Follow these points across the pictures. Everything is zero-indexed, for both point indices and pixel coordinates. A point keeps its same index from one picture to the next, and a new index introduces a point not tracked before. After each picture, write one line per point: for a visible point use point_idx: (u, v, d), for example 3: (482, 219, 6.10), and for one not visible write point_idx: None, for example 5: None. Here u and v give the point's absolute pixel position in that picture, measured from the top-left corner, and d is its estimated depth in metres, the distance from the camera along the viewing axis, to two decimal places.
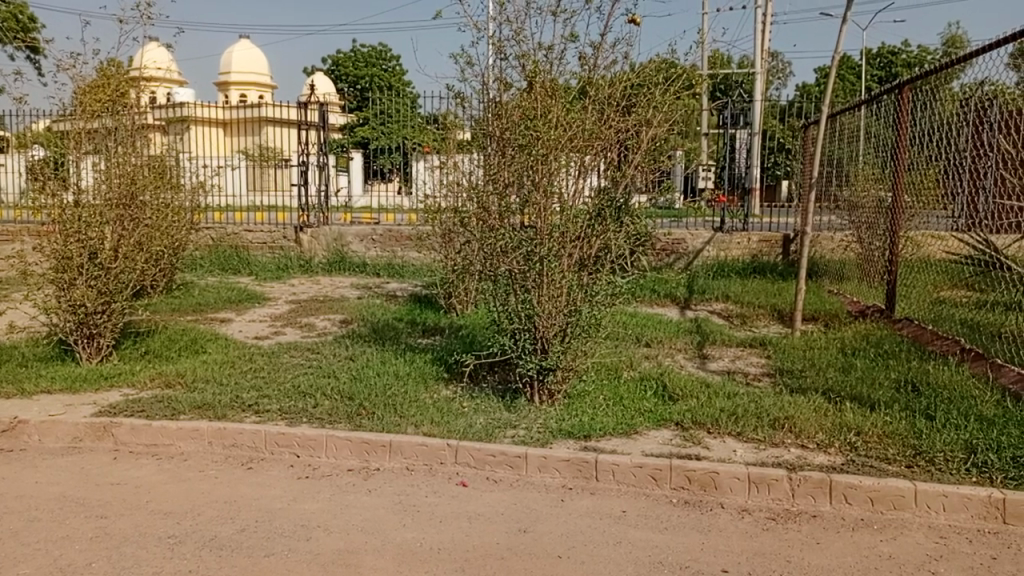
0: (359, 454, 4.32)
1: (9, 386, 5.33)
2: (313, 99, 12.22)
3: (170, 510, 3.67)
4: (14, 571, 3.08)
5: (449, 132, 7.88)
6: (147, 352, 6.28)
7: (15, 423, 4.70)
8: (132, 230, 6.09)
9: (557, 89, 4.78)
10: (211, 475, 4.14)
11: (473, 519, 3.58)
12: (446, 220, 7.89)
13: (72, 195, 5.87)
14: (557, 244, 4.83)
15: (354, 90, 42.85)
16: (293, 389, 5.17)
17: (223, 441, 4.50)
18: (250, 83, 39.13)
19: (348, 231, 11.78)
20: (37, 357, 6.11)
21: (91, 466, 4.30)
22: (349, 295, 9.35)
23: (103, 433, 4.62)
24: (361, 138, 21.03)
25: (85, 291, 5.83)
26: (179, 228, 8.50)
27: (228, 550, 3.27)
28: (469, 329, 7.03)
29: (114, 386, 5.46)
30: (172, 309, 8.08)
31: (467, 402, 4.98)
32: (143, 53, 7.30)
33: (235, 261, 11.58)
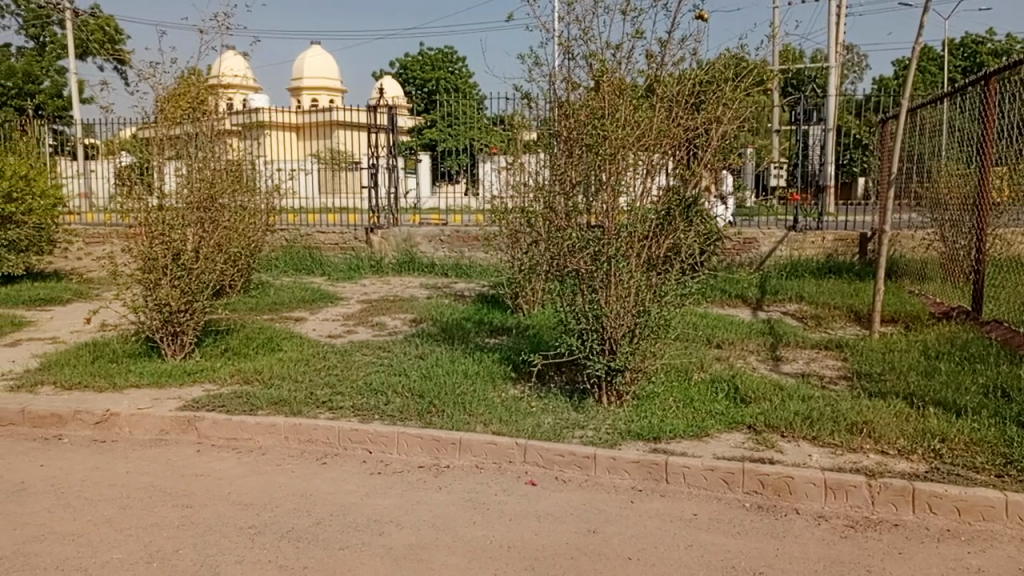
0: (429, 451, 4.39)
1: (102, 380, 5.62)
2: (382, 102, 12.43)
3: (251, 502, 3.81)
4: (108, 555, 3.25)
5: (516, 133, 7.93)
6: (227, 349, 6.52)
7: (107, 415, 4.95)
8: (212, 232, 6.34)
9: (625, 88, 4.73)
10: (287, 469, 4.27)
11: (543, 518, 3.60)
12: (512, 222, 7.92)
13: (156, 200, 6.15)
14: (625, 244, 4.80)
15: (421, 93, 43.42)
16: (365, 387, 5.29)
17: (299, 436, 4.64)
18: (322, 87, 40.18)
19: (417, 232, 11.96)
20: (126, 353, 6.41)
21: (176, 457, 4.49)
22: (418, 295, 9.49)
23: (187, 427, 4.82)
24: (429, 140, 21.30)
25: (169, 291, 6.10)
26: (256, 229, 8.80)
27: (306, 541, 3.37)
28: (537, 329, 7.06)
29: (196, 382, 5.69)
30: (250, 308, 8.37)
31: (535, 402, 4.99)
32: (220, 62, 7.56)
33: (309, 262, 11.91)
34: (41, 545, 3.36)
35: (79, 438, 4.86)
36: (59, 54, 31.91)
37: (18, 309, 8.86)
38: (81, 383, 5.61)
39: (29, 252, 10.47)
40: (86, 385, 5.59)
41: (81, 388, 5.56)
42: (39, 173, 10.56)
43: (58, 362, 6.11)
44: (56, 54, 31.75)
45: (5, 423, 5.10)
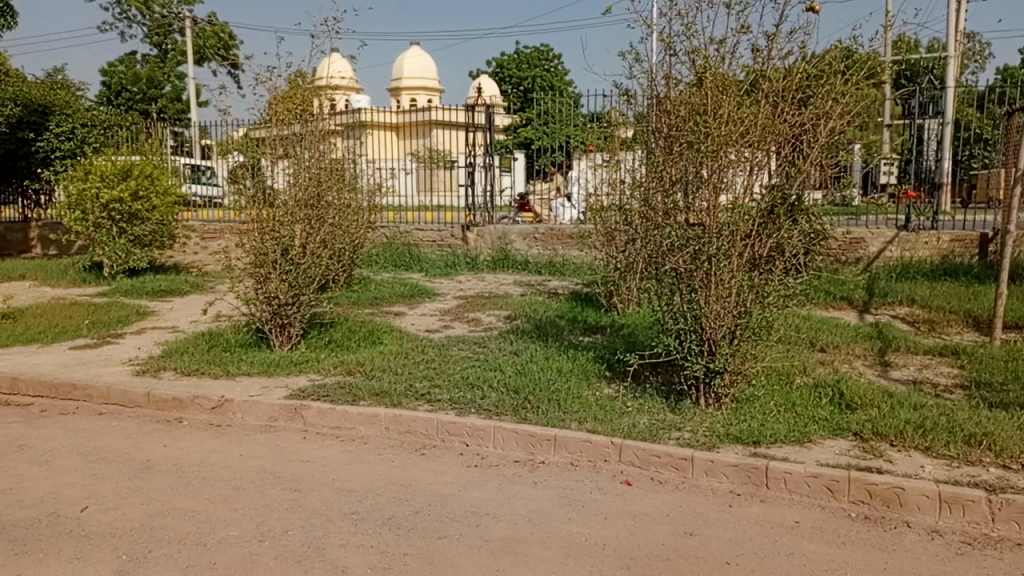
0: (525, 446, 4.44)
1: (217, 368, 5.96)
2: (480, 101, 12.58)
3: (354, 488, 3.96)
4: (224, 532, 3.46)
5: (614, 130, 7.88)
6: (331, 341, 6.79)
7: (222, 401, 5.25)
8: (318, 229, 6.61)
9: (729, 84, 4.63)
10: (388, 459, 4.41)
11: (638, 518, 3.58)
12: (608, 220, 7.88)
13: (267, 197, 6.48)
14: (727, 242, 4.70)
15: (517, 91, 43.66)
16: (461, 381, 5.40)
17: (398, 427, 4.78)
18: (421, 87, 41.06)
19: (512, 230, 12.07)
20: (239, 343, 6.77)
21: (284, 443, 4.72)
22: (512, 292, 9.58)
23: (294, 414, 5.06)
24: (525, 138, 21.41)
25: (279, 284, 6.40)
26: (358, 226, 9.10)
27: (406, 529, 3.48)
28: (632, 328, 7.00)
29: (302, 372, 5.96)
30: (352, 302, 8.68)
31: (630, 402, 4.96)
32: (327, 65, 7.87)
33: (407, 258, 12.22)
34: (165, 520, 3.61)
35: (197, 421, 5.17)
36: (179, 60, 33.89)
37: (142, 299, 9.50)
38: (198, 370, 5.97)
39: (153, 247, 11.19)
40: (202, 372, 5.94)
41: (198, 375, 5.92)
42: (162, 172, 11.28)
43: (178, 350, 6.52)
44: (177, 60, 33.75)
45: (132, 406, 5.49)
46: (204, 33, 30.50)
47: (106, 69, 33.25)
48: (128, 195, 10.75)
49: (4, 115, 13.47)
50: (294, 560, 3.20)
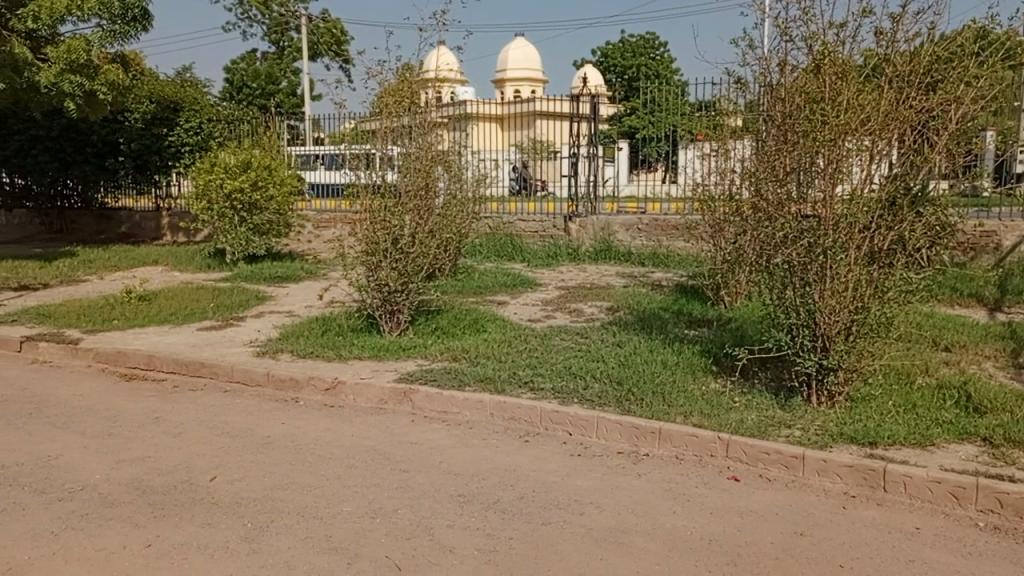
0: (629, 438, 4.42)
1: (330, 352, 6.24)
2: (585, 91, 12.53)
3: (460, 471, 4.07)
4: (339, 507, 3.64)
5: (723, 119, 7.69)
6: (437, 328, 6.96)
7: (335, 383, 5.48)
8: (427, 218, 6.79)
9: (849, 69, 4.43)
10: (492, 444, 4.50)
11: (746, 515, 3.51)
12: (715, 211, 7.70)
13: (379, 188, 6.71)
14: (843, 235, 4.52)
15: (621, 81, 43.11)
16: (565, 370, 5.42)
17: (503, 413, 4.87)
18: (524, 79, 41.22)
19: (615, 220, 11.99)
20: (350, 328, 7.05)
21: (394, 425, 4.89)
22: (615, 283, 9.52)
23: (403, 398, 5.23)
24: (629, 128, 21.16)
25: (389, 272, 6.61)
26: (463, 216, 9.27)
27: (510, 514, 3.55)
28: (739, 323, 6.82)
29: (410, 357, 6.14)
30: (457, 291, 8.86)
31: (738, 397, 4.85)
32: (436, 58, 8.06)
33: (510, 248, 12.35)
34: (285, 493, 3.83)
35: (312, 401, 5.43)
36: (296, 57, 35.42)
37: (261, 285, 10.03)
38: (313, 353, 6.27)
39: (270, 234, 11.76)
40: (317, 355, 6.23)
41: (313, 357, 6.21)
42: (279, 164, 11.87)
43: (295, 333, 6.86)
44: (292, 57, 35.34)
45: (253, 385, 5.83)
46: (317, 29, 31.79)
47: (229, 66, 35.14)
48: (249, 185, 11.36)
49: (142, 112, 14.68)
50: (404, 537, 3.33)
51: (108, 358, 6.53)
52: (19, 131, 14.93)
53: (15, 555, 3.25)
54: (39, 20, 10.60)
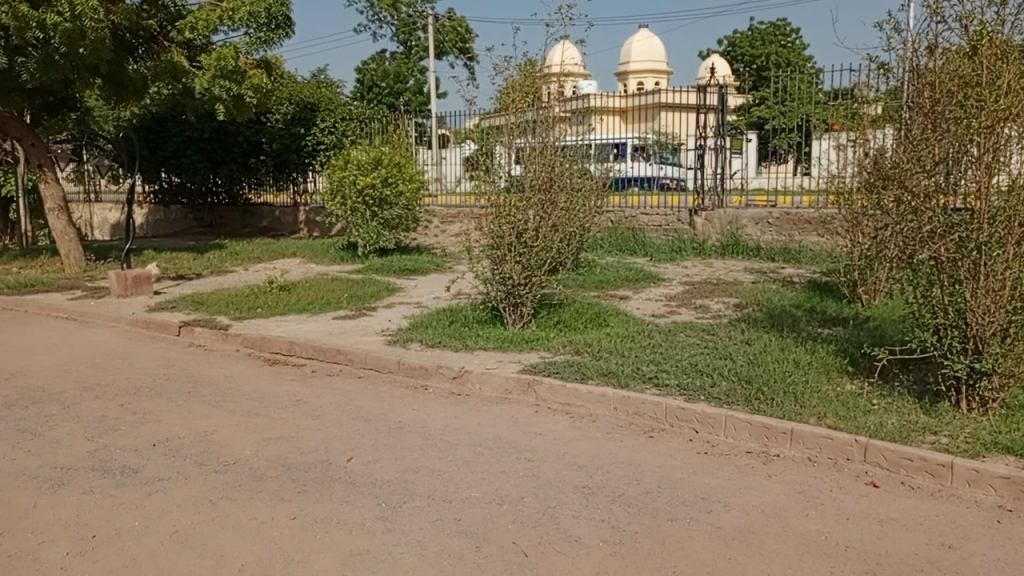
0: (758, 437, 4.30)
1: (457, 342, 6.42)
2: (712, 81, 12.20)
3: (585, 464, 4.10)
4: (468, 492, 3.76)
5: (864, 107, 7.29)
6: (559, 322, 7.01)
7: (462, 372, 5.63)
8: (551, 213, 6.83)
9: (1011, 50, 4.11)
10: (616, 438, 4.50)
11: (887, 523, 3.34)
12: (852, 204, 7.31)
13: (505, 182, 6.82)
14: (1001, 229, 4.19)
15: (750, 70, 41.59)
16: (691, 367, 5.33)
17: (627, 408, 4.85)
18: (648, 71, 40.58)
19: (744, 214, 11.67)
20: (476, 319, 7.23)
21: (519, 415, 4.98)
22: (743, 279, 9.24)
23: (527, 389, 5.31)
24: (759, 118, 20.43)
25: (513, 265, 6.71)
26: (587, 210, 9.28)
27: (636, 508, 3.54)
28: (878, 322, 6.46)
29: (534, 349, 6.23)
30: (580, 285, 8.88)
31: (877, 400, 4.60)
32: (561, 52, 8.11)
33: (632, 242, 12.23)
34: (416, 476, 3.99)
35: (440, 389, 5.62)
36: (423, 56, 36.48)
37: (391, 277, 10.44)
38: (441, 343, 6.47)
39: (399, 229, 12.21)
40: (445, 345, 6.43)
41: (440, 347, 6.42)
42: (408, 161, 12.31)
43: (423, 324, 7.11)
44: (419, 56, 36.49)
45: (385, 372, 6.09)
46: (443, 28, 32.70)
47: (360, 67, 36.62)
48: (380, 181, 11.82)
49: (282, 113, 15.70)
50: (530, 525, 3.40)
51: (254, 343, 7.01)
52: (176, 133, 16.23)
53: (180, 519, 3.57)
54: (196, 30, 11.56)
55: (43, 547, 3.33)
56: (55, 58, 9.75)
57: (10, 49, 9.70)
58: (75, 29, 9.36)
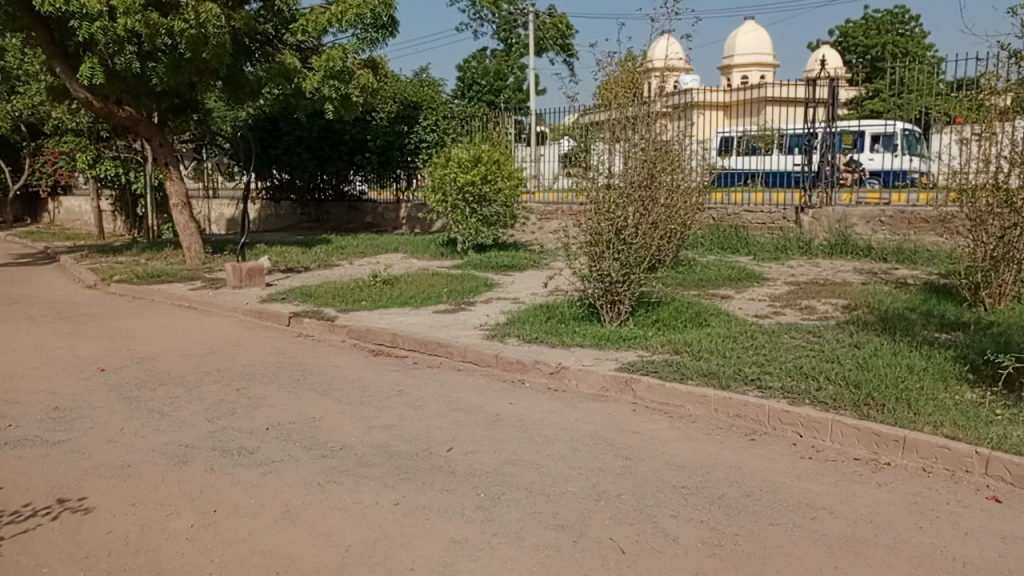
0: (867, 444, 4.14)
1: (554, 338, 6.45)
2: (823, 73, 11.72)
3: (683, 464, 4.05)
4: (565, 487, 3.79)
5: (992, 99, 6.83)
6: (657, 320, 6.94)
7: (559, 368, 5.66)
8: (651, 210, 6.75)
9: None
10: (716, 439, 4.42)
11: (1009, 540, 3.15)
12: (976, 202, 6.84)
13: (605, 179, 6.79)
14: None
15: (863, 61, 39.64)
16: (795, 370, 5.17)
17: (728, 410, 4.76)
18: (753, 64, 39.41)
19: (853, 211, 11.11)
20: (573, 316, 7.25)
21: (616, 413, 4.97)
22: (853, 280, 8.85)
23: (625, 387, 5.29)
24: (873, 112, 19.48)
25: (612, 263, 6.68)
26: (689, 208, 9.11)
27: (736, 510, 3.48)
28: (1003, 328, 6.05)
29: (631, 347, 6.19)
30: (678, 284, 8.74)
31: (1001, 411, 4.33)
32: (664, 47, 8.00)
33: (734, 241, 11.90)
34: (514, 469, 4.05)
35: (538, 384, 5.67)
36: (523, 53, 36.78)
37: (489, 273, 10.58)
38: (539, 338, 6.52)
39: (498, 225, 12.36)
40: (542, 340, 6.49)
41: (538, 342, 6.47)
42: (508, 158, 12.43)
43: (521, 319, 7.19)
44: (519, 53, 36.81)
45: (483, 365, 6.19)
46: (543, 25, 32.86)
47: (461, 65, 37.20)
48: (479, 179, 11.99)
49: (386, 112, 16.17)
50: (628, 522, 3.39)
51: (358, 335, 7.28)
52: (287, 132, 16.98)
53: (292, 499, 3.77)
54: (307, 33, 12.07)
55: (171, 518, 3.59)
56: (181, 63, 10.39)
57: (142, 55, 10.40)
58: (199, 35, 9.96)
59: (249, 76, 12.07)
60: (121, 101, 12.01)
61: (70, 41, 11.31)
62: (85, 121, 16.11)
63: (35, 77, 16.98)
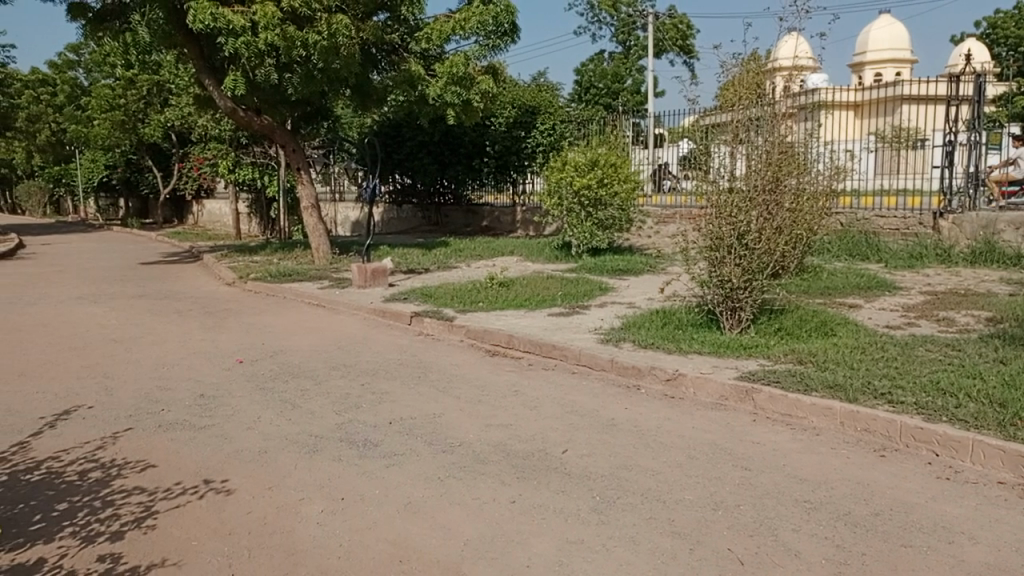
0: (1013, 468, 3.86)
1: (671, 344, 6.38)
2: (968, 68, 10.93)
3: (806, 477, 3.92)
4: (681, 494, 3.75)
5: None
6: (780, 329, 6.73)
7: (676, 375, 5.59)
8: (775, 215, 6.54)
9: None
10: (843, 454, 4.25)
11: None
12: None
13: (727, 182, 6.64)
14: None
15: (1014, 54, 36.62)
16: (931, 385, 4.88)
17: (855, 423, 4.57)
18: (887, 60, 37.29)
19: (1001, 217, 10.37)
20: (690, 322, 7.14)
21: (736, 422, 4.87)
22: (998, 291, 8.22)
23: (745, 396, 5.17)
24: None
25: (733, 269, 6.52)
26: (815, 212, 8.74)
27: (864, 529, 3.34)
28: None
29: (751, 356, 6.03)
30: (803, 292, 8.41)
31: None
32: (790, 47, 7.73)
33: (865, 247, 11.24)
34: (629, 474, 4.05)
35: (653, 391, 5.62)
36: (641, 55, 36.45)
37: (604, 277, 10.55)
38: (655, 344, 6.47)
39: (613, 229, 12.32)
40: (659, 346, 6.43)
41: (654, 348, 6.41)
42: (625, 162, 12.35)
43: (637, 324, 7.14)
44: (638, 55, 36.49)
45: (599, 369, 6.20)
46: (663, 26, 32.49)
47: (579, 68, 37.26)
48: (595, 182, 11.97)
49: (505, 117, 16.45)
50: (747, 533, 3.33)
51: (476, 335, 7.45)
52: (410, 138, 17.57)
53: (413, 492, 3.92)
54: (431, 41, 12.46)
55: (303, 503, 3.83)
56: (314, 73, 10.99)
57: (279, 67, 11.05)
58: (331, 46, 10.48)
59: (376, 85, 12.59)
60: (260, 110, 12.83)
61: (217, 55, 12.16)
62: (227, 129, 17.32)
63: (185, 89, 18.41)
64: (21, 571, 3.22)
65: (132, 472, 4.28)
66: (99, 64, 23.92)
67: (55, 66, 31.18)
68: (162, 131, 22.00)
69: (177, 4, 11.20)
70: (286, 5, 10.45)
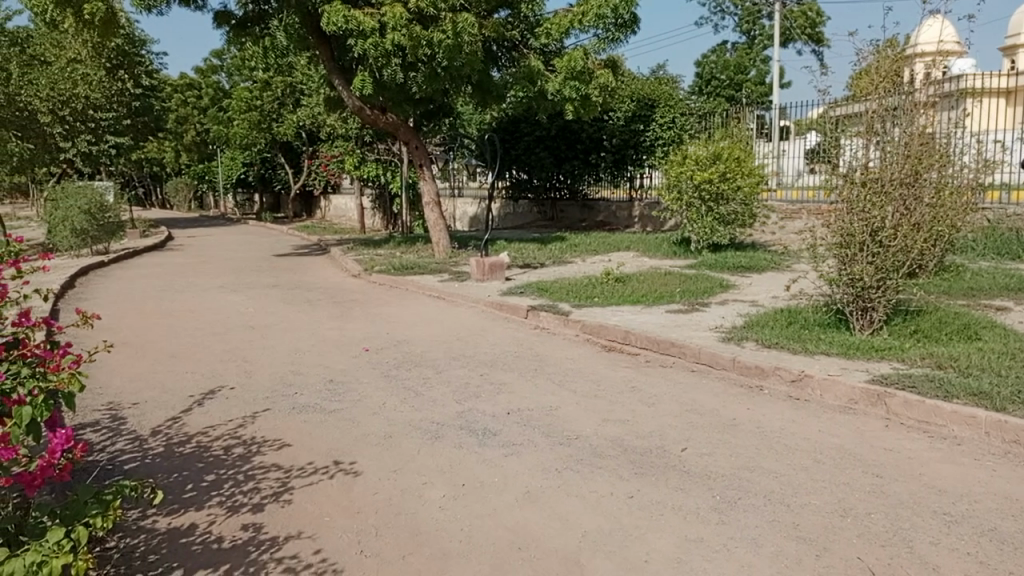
0: None
1: (797, 344, 6.15)
2: None
3: (946, 488, 3.69)
4: (807, 499, 3.63)
5: None
6: (917, 331, 6.36)
7: (801, 375, 5.39)
8: (913, 211, 6.16)
9: None
10: (988, 466, 3.97)
11: None
12: None
13: (860, 176, 6.33)
14: None
15: None
16: None
17: (1003, 435, 4.27)
18: None
19: None
20: (817, 322, 6.85)
21: (867, 427, 4.64)
22: None
23: (877, 400, 4.92)
24: None
25: (865, 267, 6.19)
26: (959, 207, 8.15)
27: (1012, 546, 3.12)
28: None
29: (884, 359, 5.73)
30: (943, 292, 7.89)
31: None
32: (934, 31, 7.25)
33: (1016, 245, 10.38)
34: (751, 475, 3.95)
35: (777, 392, 5.43)
36: (766, 45, 35.16)
37: (725, 274, 10.28)
38: (779, 343, 6.25)
39: (735, 225, 11.96)
40: (783, 346, 6.21)
41: (778, 347, 6.21)
42: (748, 155, 11.98)
43: (760, 323, 6.93)
44: (763, 45, 35.22)
45: (719, 368, 6.07)
46: (791, 13, 31.23)
47: (700, 60, 36.37)
48: (717, 176, 11.66)
49: (623, 111, 16.33)
50: (879, 543, 3.18)
51: (592, 330, 7.45)
52: (528, 134, 17.74)
53: (531, 482, 3.99)
54: (551, 35, 12.55)
55: (426, 487, 3.98)
56: (438, 71, 11.30)
57: (405, 66, 11.41)
58: (455, 44, 10.70)
59: (496, 81, 12.77)
60: (385, 109, 13.30)
61: (346, 57, 12.69)
62: (354, 127, 18.08)
63: (316, 90, 19.36)
64: (177, 533, 3.52)
65: (270, 449, 4.58)
66: (241, 68, 25.52)
67: (201, 72, 33.56)
68: (294, 130, 23.21)
69: (311, 9, 11.78)
70: (413, 5, 10.73)
